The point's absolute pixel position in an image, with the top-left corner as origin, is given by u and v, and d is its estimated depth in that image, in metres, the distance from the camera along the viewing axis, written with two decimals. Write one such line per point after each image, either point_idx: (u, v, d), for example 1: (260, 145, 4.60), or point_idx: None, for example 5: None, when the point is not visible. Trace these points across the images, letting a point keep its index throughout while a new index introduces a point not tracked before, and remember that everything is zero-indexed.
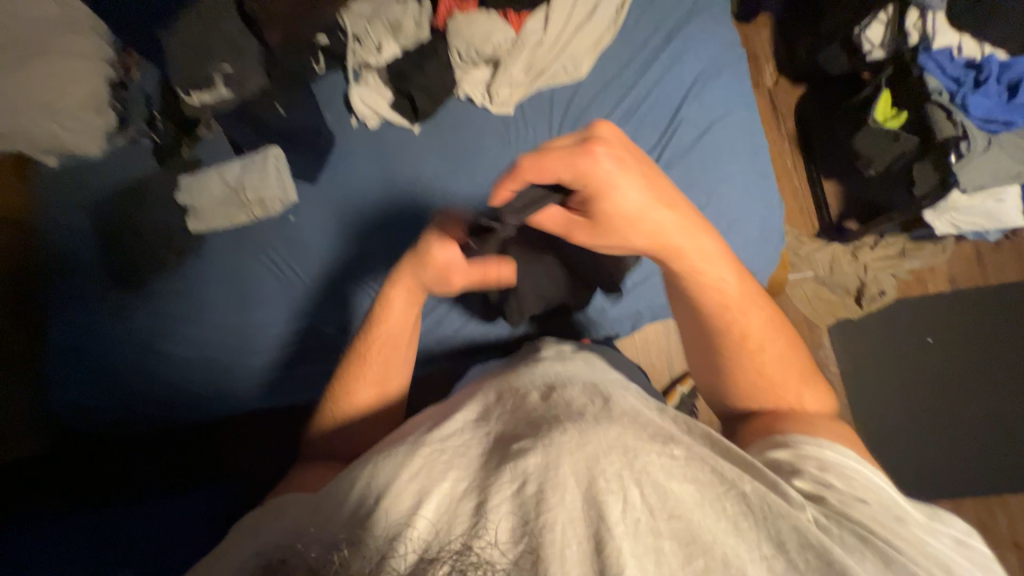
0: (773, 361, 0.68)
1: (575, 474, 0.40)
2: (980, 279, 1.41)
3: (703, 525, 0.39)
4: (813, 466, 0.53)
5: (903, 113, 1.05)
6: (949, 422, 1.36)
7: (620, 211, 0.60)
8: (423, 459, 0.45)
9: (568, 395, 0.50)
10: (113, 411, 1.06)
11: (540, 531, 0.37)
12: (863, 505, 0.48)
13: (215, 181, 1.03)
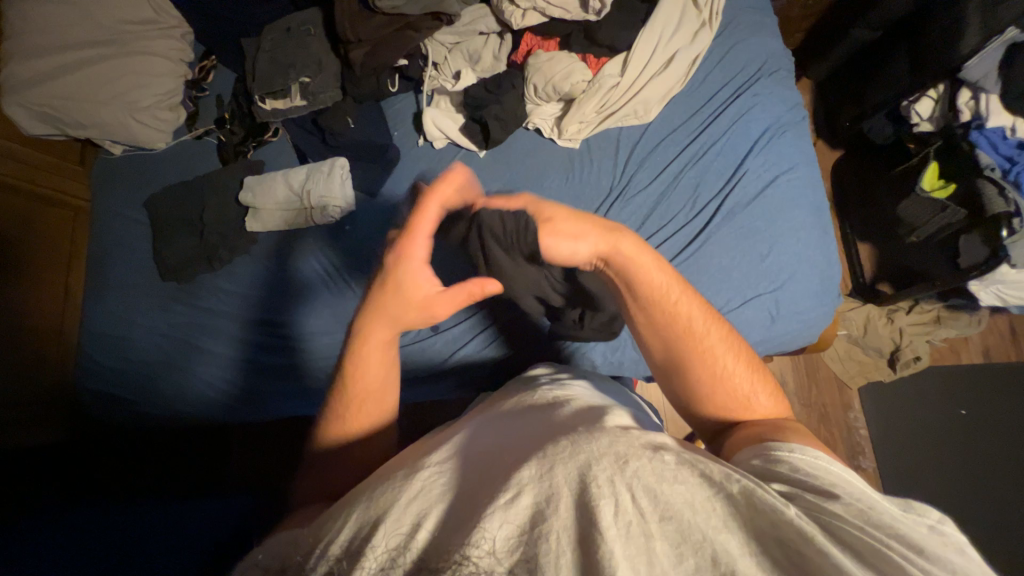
0: (740, 382, 0.59)
1: (568, 481, 0.36)
2: (1014, 354, 1.41)
3: (695, 524, 0.33)
4: (783, 466, 0.44)
5: (951, 185, 1.08)
6: (985, 500, 1.31)
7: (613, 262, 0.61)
8: (417, 480, 0.41)
9: (558, 416, 0.47)
10: (135, 402, 1.04)
11: (535, 538, 0.33)
12: (839, 501, 0.38)
13: (278, 184, 1.06)
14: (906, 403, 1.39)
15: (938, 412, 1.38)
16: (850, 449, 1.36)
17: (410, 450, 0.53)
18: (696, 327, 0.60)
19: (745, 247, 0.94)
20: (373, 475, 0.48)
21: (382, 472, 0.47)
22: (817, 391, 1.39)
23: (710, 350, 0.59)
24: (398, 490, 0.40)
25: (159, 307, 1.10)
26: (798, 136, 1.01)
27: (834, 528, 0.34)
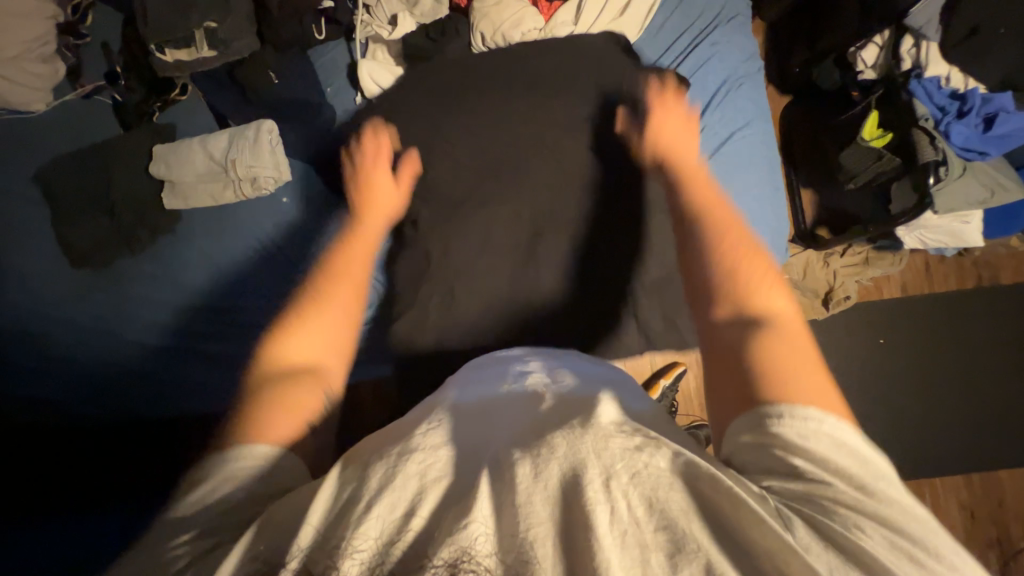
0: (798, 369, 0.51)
1: (561, 467, 0.42)
2: (927, 288, 1.57)
3: (687, 532, 0.39)
4: (811, 439, 0.46)
5: (887, 134, 1.11)
6: (890, 413, 1.54)
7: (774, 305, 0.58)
8: (400, 467, 0.44)
9: (548, 405, 0.51)
10: (75, 408, 0.95)
11: (531, 548, 0.38)
12: (846, 491, 0.42)
13: (196, 153, 0.93)
14: (834, 337, 1.56)
15: (859, 342, 1.56)
16: None
17: (390, 429, 0.54)
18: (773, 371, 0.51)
19: None
20: (362, 446, 0.52)
21: (368, 447, 0.50)
22: None
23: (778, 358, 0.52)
24: (390, 472, 0.44)
25: (80, 300, 0.97)
26: (754, 90, 1.00)
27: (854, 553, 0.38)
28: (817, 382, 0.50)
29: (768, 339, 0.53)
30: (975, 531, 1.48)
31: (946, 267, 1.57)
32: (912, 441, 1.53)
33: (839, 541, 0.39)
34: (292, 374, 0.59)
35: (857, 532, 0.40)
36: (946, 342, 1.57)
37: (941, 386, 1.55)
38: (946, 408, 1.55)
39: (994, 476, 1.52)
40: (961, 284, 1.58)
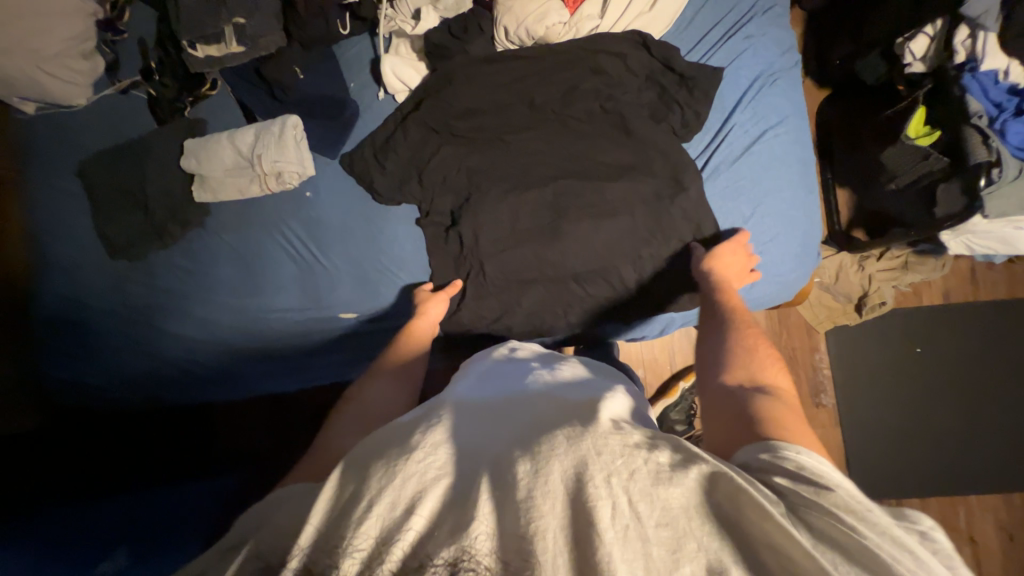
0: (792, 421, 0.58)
1: (564, 480, 0.44)
2: (972, 296, 1.48)
3: (689, 533, 0.41)
4: (790, 462, 0.50)
5: (937, 131, 1.04)
6: (924, 425, 1.47)
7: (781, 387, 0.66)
8: (411, 463, 0.47)
9: (547, 420, 0.55)
10: (120, 391, 1.03)
11: (533, 541, 0.41)
12: (834, 493, 0.45)
13: (225, 148, 0.95)
14: (866, 344, 1.49)
15: (894, 351, 1.49)
16: (815, 386, 1.48)
17: (391, 426, 0.57)
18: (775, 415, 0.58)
19: (728, 209, 0.92)
20: (367, 446, 0.54)
21: (374, 446, 0.52)
22: (787, 336, 1.49)
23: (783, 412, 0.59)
24: (393, 469, 0.47)
25: (117, 288, 1.02)
26: (788, 85, 0.96)
27: (838, 537, 0.41)
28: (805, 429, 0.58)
29: (769, 405, 0.61)
30: (1014, 553, 1.41)
31: (994, 273, 1.48)
32: (947, 456, 1.45)
33: (820, 530, 0.42)
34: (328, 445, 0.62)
35: (837, 522, 0.42)
36: (990, 353, 1.48)
37: (983, 399, 1.47)
38: (987, 423, 1.46)
39: None
40: (1010, 292, 1.48)
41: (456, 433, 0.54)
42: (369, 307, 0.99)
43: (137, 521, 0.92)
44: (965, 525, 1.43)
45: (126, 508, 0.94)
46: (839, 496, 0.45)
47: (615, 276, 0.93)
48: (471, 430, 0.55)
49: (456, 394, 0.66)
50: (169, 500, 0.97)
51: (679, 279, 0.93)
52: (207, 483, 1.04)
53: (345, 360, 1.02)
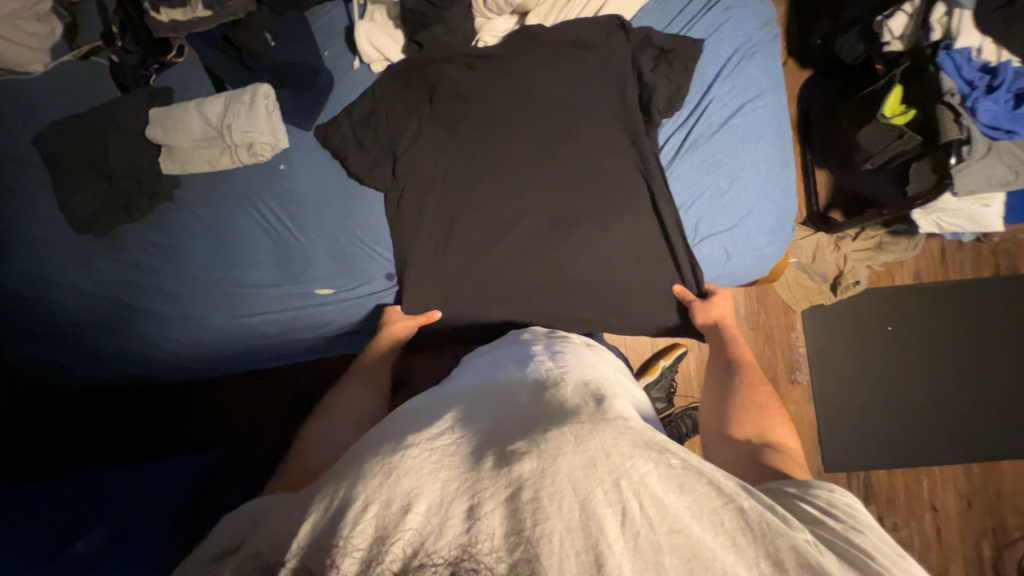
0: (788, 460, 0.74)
1: (570, 481, 0.47)
2: (942, 275, 1.53)
3: (704, 543, 0.44)
4: (821, 500, 0.57)
5: (911, 110, 1.05)
6: (892, 400, 1.53)
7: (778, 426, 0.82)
8: (414, 460, 0.50)
9: (549, 410, 0.58)
10: (92, 369, 1.01)
11: (538, 543, 0.43)
12: (864, 536, 0.51)
13: (192, 117, 0.91)
14: (840, 323, 1.54)
15: (866, 329, 1.53)
16: (790, 364, 1.52)
17: (395, 425, 0.60)
18: (774, 455, 0.74)
19: (705, 182, 0.93)
20: (362, 444, 0.58)
21: (374, 441, 0.56)
22: (764, 314, 1.52)
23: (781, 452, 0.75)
24: (395, 465, 0.49)
25: (82, 264, 0.98)
26: (767, 60, 0.95)
27: (862, 565, 0.47)
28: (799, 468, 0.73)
29: (771, 449, 0.76)
30: (971, 520, 1.48)
31: (963, 253, 1.52)
32: (913, 429, 1.52)
33: (840, 551, 0.48)
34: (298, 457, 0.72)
35: (864, 558, 0.48)
36: (956, 331, 1.53)
37: (948, 375, 1.53)
38: (950, 398, 1.52)
39: (994, 466, 1.51)
40: (977, 271, 1.53)
41: (461, 427, 0.57)
42: (346, 283, 0.97)
43: (104, 500, 0.90)
44: (927, 494, 1.50)
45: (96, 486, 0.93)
46: (869, 540, 0.51)
47: (593, 250, 0.94)
48: (474, 422, 0.58)
49: (461, 391, 0.68)
50: (140, 478, 0.96)
51: (655, 253, 0.95)
52: (178, 462, 1.02)
53: (322, 337, 1.01)
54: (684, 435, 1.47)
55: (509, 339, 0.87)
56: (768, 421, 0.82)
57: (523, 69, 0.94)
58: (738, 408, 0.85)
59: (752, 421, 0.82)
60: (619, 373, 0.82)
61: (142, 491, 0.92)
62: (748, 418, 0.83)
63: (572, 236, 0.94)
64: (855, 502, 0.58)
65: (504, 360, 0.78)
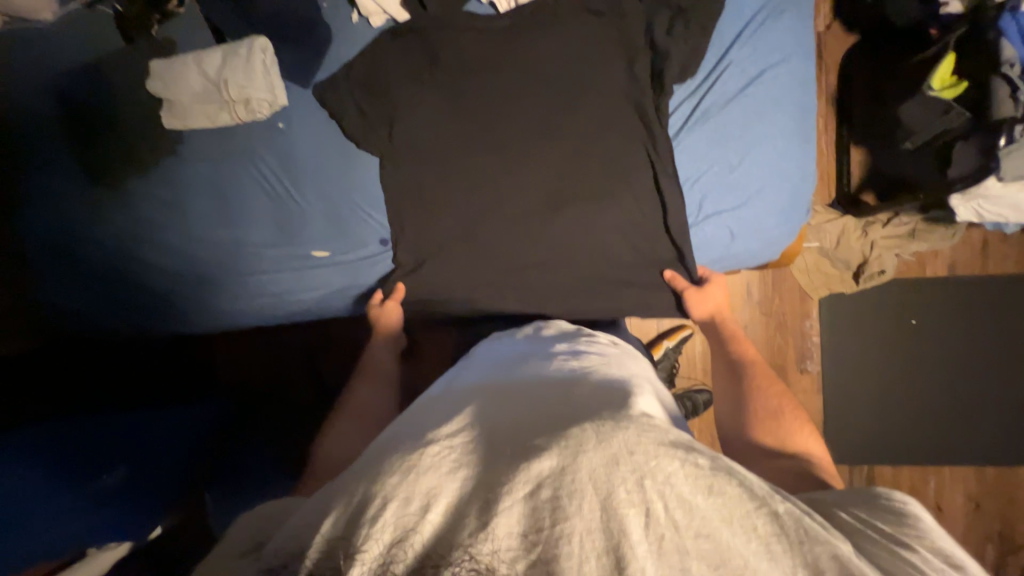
0: (810, 459, 0.77)
1: (592, 481, 0.49)
2: (979, 268, 1.41)
3: (734, 547, 0.47)
4: (861, 509, 0.59)
5: (964, 83, 0.94)
6: (907, 396, 1.46)
7: (795, 418, 0.85)
8: (432, 457, 0.53)
9: (569, 411, 0.61)
10: (107, 318, 1.06)
11: (558, 544, 0.46)
12: (909, 546, 0.52)
13: (190, 71, 0.90)
14: (860, 313, 1.46)
15: (888, 321, 1.45)
16: (801, 353, 1.47)
17: (417, 421, 0.64)
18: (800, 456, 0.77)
19: (716, 155, 0.87)
20: (382, 442, 0.61)
21: (398, 438, 0.60)
22: (779, 300, 1.45)
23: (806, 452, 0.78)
24: (415, 463, 0.52)
25: (92, 217, 1.01)
26: (797, 21, 0.86)
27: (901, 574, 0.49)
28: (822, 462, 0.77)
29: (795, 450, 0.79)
30: (979, 523, 1.43)
31: (1006, 245, 1.40)
32: (926, 427, 1.45)
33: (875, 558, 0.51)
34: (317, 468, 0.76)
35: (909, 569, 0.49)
36: (988, 329, 1.43)
37: (972, 374, 1.44)
38: (972, 398, 1.45)
39: (1011, 471, 1.44)
40: (1021, 266, 1.41)
41: (482, 425, 0.60)
42: (342, 248, 0.97)
43: (128, 441, 1.00)
44: (933, 494, 1.45)
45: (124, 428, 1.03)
46: (918, 552, 0.51)
47: (591, 226, 0.91)
48: (495, 419, 0.61)
49: (482, 386, 0.71)
50: (163, 424, 1.07)
51: (654, 231, 0.91)
52: (195, 414, 1.13)
53: (320, 300, 1.02)
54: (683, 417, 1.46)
55: (521, 334, 0.90)
56: (783, 416, 0.85)
57: (527, 28, 0.89)
58: (753, 405, 0.87)
59: (769, 418, 0.85)
60: (631, 365, 0.82)
61: (167, 439, 1.03)
62: (763, 417, 0.85)
63: (571, 209, 0.91)
64: (901, 504, 0.58)
65: (516, 356, 0.81)
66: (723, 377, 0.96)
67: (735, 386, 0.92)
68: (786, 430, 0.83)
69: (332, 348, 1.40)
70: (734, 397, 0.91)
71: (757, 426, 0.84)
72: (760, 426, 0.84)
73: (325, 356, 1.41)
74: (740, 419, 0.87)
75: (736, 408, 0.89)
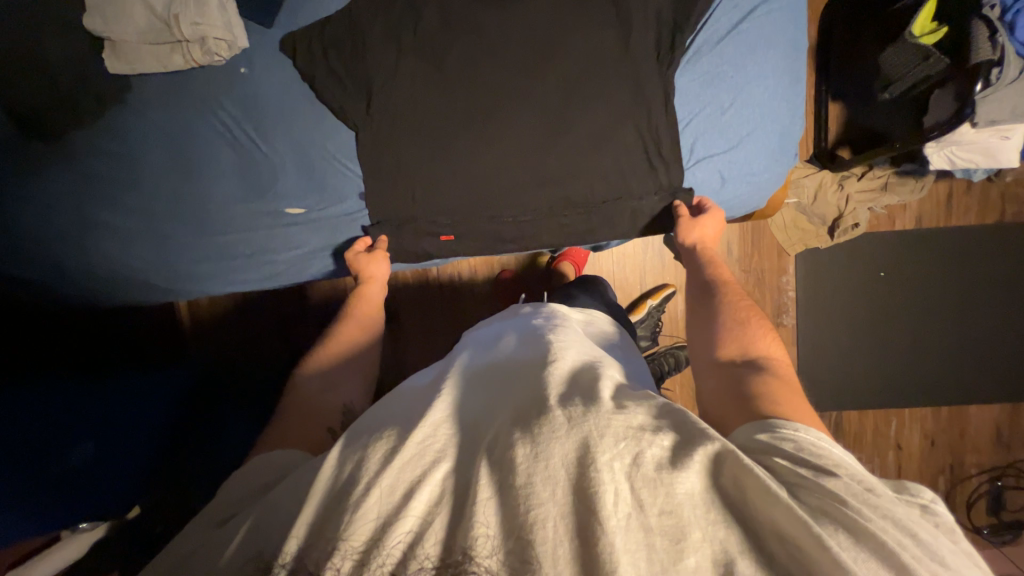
0: (781, 393, 0.59)
1: (564, 465, 0.43)
2: (943, 220, 1.48)
3: (692, 521, 0.41)
4: (786, 445, 0.49)
5: (943, 28, 0.94)
6: (874, 346, 1.54)
7: (773, 353, 0.69)
8: (404, 446, 0.46)
9: (547, 388, 0.52)
10: (57, 288, 0.97)
11: (531, 530, 0.40)
12: (838, 479, 0.44)
13: (135, 5, 0.81)
14: (833, 266, 1.50)
15: (859, 275, 1.51)
16: (777, 307, 1.51)
17: (400, 404, 0.56)
18: (767, 392, 0.59)
19: (707, 98, 0.85)
20: (367, 418, 0.54)
21: (380, 419, 0.53)
22: (757, 257, 1.48)
23: (777, 384, 0.61)
24: (395, 450, 0.46)
25: (28, 176, 0.89)
26: None
27: (834, 514, 0.41)
28: (800, 405, 0.58)
29: (767, 383, 0.61)
30: (931, 458, 1.55)
31: (969, 198, 1.46)
32: (890, 374, 1.54)
33: (810, 501, 0.43)
34: (290, 420, 0.67)
35: (837, 504, 0.42)
36: (948, 278, 1.51)
37: (933, 322, 1.53)
38: (931, 346, 1.54)
39: (963, 410, 1.55)
40: (981, 218, 1.48)
41: (460, 411, 0.53)
42: (318, 203, 0.92)
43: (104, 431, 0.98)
44: (893, 435, 1.55)
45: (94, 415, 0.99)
46: (843, 480, 0.44)
47: (583, 175, 0.87)
48: (474, 406, 0.54)
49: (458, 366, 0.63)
50: (126, 408, 1.02)
51: (649, 178, 0.88)
52: (154, 391, 1.06)
53: (299, 260, 0.97)
54: (665, 371, 1.49)
55: (499, 315, 0.83)
56: (759, 347, 0.69)
57: None
58: (721, 339, 0.72)
59: (740, 352, 0.69)
60: (612, 341, 0.77)
61: (135, 427, 1.00)
62: (734, 350, 0.69)
63: (561, 158, 0.86)
64: (822, 438, 0.51)
65: (497, 332, 0.73)
66: (696, 310, 0.81)
67: (703, 320, 0.78)
68: (758, 363, 0.66)
69: (309, 319, 1.39)
70: (702, 330, 0.76)
71: (726, 357, 0.69)
72: (729, 359, 0.68)
73: (302, 332, 1.40)
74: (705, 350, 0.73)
75: (704, 338, 0.75)
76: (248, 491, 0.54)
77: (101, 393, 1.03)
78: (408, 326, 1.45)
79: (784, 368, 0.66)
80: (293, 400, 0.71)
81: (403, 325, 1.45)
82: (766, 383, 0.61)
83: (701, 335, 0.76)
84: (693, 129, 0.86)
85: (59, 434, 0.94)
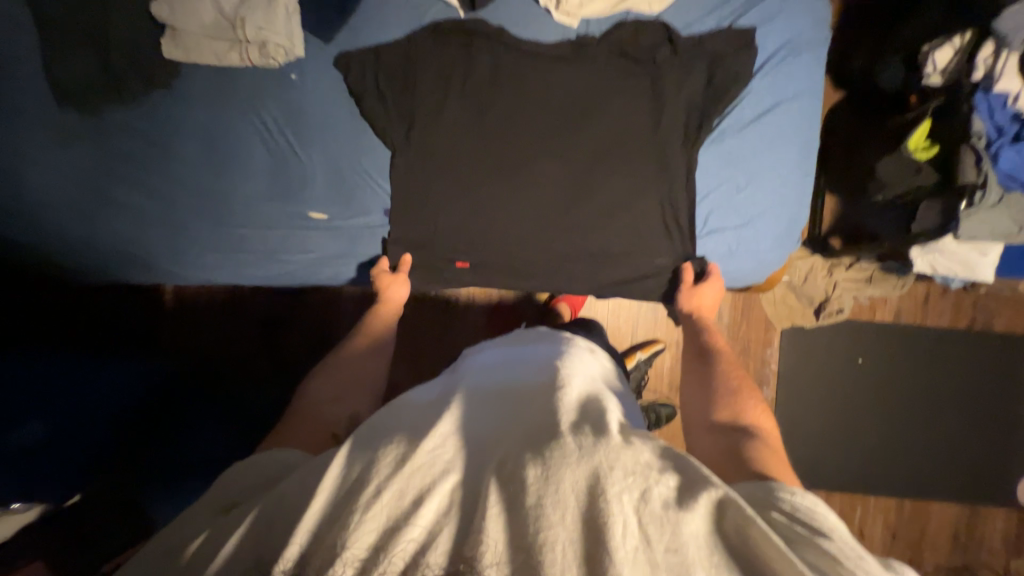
0: (774, 461, 0.61)
1: (575, 492, 0.43)
2: (920, 318, 1.57)
3: (696, 561, 0.41)
4: (785, 503, 0.50)
5: (935, 148, 1.05)
6: (848, 429, 1.58)
7: (765, 423, 0.71)
8: (418, 456, 0.46)
9: (558, 415, 0.53)
10: (54, 254, 0.94)
11: (540, 551, 0.40)
12: (832, 541, 0.45)
13: (204, 2, 0.85)
14: (815, 347, 1.57)
15: (839, 358, 1.57)
16: (760, 378, 1.56)
17: (409, 414, 0.55)
18: (760, 458, 0.61)
19: (726, 176, 0.92)
20: (373, 424, 0.54)
21: (387, 426, 0.52)
22: (746, 327, 1.53)
23: (769, 452, 0.63)
24: (404, 457, 0.46)
25: (57, 141, 0.90)
26: (813, 61, 0.93)
27: (832, 574, 0.42)
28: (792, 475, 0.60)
29: (760, 449, 0.63)
30: (892, 550, 1.57)
31: (944, 301, 1.56)
32: (860, 459, 1.58)
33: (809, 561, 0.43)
34: (294, 426, 0.64)
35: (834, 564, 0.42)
36: (920, 374, 1.58)
37: (905, 413, 1.59)
38: (901, 437, 1.59)
39: (926, 505, 1.59)
40: (954, 321, 1.57)
41: (467, 426, 0.53)
42: (342, 212, 0.94)
43: (69, 404, 0.92)
44: (859, 521, 1.57)
45: (64, 389, 0.94)
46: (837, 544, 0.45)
47: (600, 227, 0.92)
48: (482, 423, 0.54)
49: (464, 382, 0.63)
50: (99, 387, 0.96)
51: (662, 240, 0.93)
52: (132, 370, 1.01)
53: (310, 264, 0.97)
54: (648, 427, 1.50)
55: (506, 337, 0.83)
56: (752, 415, 0.72)
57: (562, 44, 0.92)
58: (718, 404, 0.75)
59: (733, 418, 0.71)
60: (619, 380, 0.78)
61: (104, 402, 0.96)
62: (730, 415, 0.72)
63: (582, 208, 0.91)
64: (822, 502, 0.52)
65: (503, 352, 0.73)
66: (695, 374, 0.84)
67: (701, 384, 0.81)
68: (752, 430, 0.68)
69: (298, 322, 1.37)
70: (700, 393, 0.79)
71: (722, 421, 0.71)
72: (725, 422, 0.71)
73: (288, 333, 1.37)
74: (702, 413, 0.75)
75: (702, 401, 0.77)
76: (241, 487, 0.52)
77: (83, 366, 0.99)
78: (399, 344, 1.44)
79: (775, 439, 0.68)
80: (298, 408, 0.69)
81: (396, 341, 1.44)
82: (760, 449, 0.63)
83: (699, 398, 0.78)
84: (708, 202, 0.92)
85: (26, 404, 0.89)
